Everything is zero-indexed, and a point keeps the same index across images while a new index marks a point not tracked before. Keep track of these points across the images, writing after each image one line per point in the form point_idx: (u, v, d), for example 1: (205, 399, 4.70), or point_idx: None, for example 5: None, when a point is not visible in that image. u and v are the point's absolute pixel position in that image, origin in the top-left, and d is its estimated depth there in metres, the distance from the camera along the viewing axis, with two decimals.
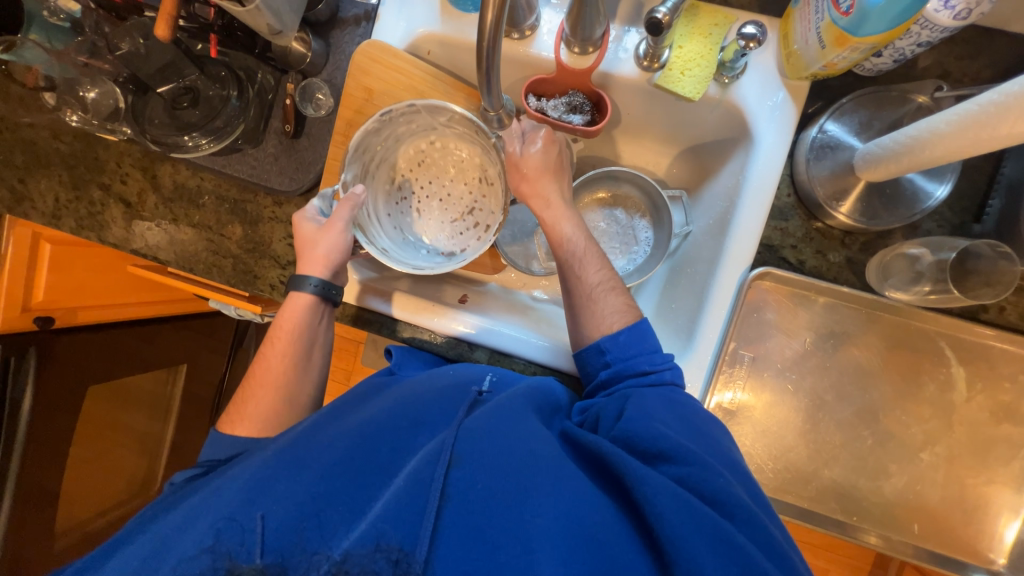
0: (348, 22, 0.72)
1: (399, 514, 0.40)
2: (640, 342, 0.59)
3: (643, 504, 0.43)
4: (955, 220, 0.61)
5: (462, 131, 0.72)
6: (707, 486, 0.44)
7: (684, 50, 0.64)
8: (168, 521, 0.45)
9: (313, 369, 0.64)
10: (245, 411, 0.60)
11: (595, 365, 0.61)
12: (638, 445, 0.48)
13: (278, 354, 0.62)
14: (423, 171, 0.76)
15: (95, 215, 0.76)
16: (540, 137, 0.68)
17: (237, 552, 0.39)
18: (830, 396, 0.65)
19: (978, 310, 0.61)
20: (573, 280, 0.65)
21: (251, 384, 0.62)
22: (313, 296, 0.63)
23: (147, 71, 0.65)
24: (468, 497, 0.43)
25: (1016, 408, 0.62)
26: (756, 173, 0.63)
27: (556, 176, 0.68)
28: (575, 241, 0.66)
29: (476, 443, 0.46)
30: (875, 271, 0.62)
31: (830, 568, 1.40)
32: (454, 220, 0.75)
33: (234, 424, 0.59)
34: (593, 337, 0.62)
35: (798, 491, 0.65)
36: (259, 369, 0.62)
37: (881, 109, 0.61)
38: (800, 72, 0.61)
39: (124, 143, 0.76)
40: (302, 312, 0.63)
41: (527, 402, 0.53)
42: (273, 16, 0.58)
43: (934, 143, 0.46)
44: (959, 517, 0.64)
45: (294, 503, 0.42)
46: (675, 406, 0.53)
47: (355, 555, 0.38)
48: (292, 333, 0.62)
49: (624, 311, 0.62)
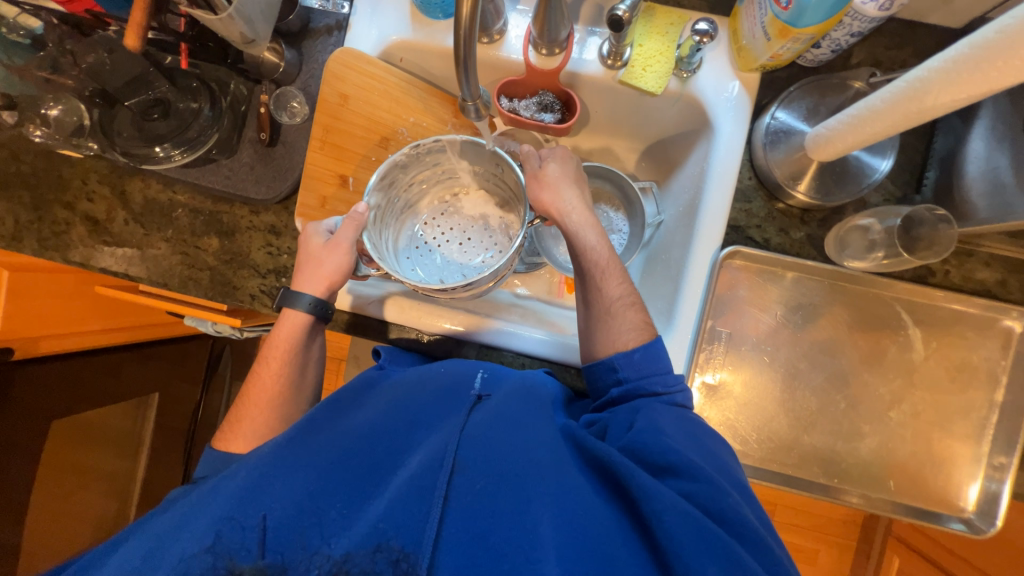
0: (320, 32, 0.74)
1: (396, 519, 0.45)
2: (655, 362, 0.59)
3: (651, 518, 0.45)
4: (900, 193, 0.66)
5: (486, 172, 0.75)
6: (716, 504, 0.46)
7: (644, 48, 0.68)
8: (170, 516, 0.49)
9: (307, 385, 0.67)
10: (240, 429, 0.63)
11: (607, 381, 0.62)
12: (647, 457, 0.50)
13: (271, 374, 0.64)
14: (445, 218, 0.79)
15: (60, 235, 0.76)
16: (557, 154, 0.69)
17: (237, 553, 0.43)
18: (803, 364, 0.69)
19: (925, 274, 0.66)
20: (593, 293, 0.64)
21: (246, 402, 0.64)
22: (308, 316, 0.64)
23: (114, 85, 0.65)
24: (468, 501, 0.47)
25: (968, 363, 0.66)
26: (718, 160, 0.67)
27: (576, 185, 0.67)
28: (598, 252, 0.64)
29: (475, 449, 0.50)
30: (833, 244, 0.67)
31: (819, 548, 1.47)
32: (473, 260, 0.76)
33: (230, 442, 0.62)
34: (606, 353, 0.62)
35: (781, 459, 0.68)
36: (253, 388, 0.64)
37: (824, 96, 0.65)
38: (750, 65, 0.65)
39: (90, 160, 0.77)
40: (297, 331, 0.65)
41: (528, 407, 0.57)
42: (245, 24, 0.59)
43: (875, 119, 0.50)
44: (930, 470, 0.67)
45: (297, 502, 0.46)
46: (686, 423, 0.55)
47: (355, 555, 0.43)
48: (286, 353, 0.64)
49: (641, 328, 0.62)
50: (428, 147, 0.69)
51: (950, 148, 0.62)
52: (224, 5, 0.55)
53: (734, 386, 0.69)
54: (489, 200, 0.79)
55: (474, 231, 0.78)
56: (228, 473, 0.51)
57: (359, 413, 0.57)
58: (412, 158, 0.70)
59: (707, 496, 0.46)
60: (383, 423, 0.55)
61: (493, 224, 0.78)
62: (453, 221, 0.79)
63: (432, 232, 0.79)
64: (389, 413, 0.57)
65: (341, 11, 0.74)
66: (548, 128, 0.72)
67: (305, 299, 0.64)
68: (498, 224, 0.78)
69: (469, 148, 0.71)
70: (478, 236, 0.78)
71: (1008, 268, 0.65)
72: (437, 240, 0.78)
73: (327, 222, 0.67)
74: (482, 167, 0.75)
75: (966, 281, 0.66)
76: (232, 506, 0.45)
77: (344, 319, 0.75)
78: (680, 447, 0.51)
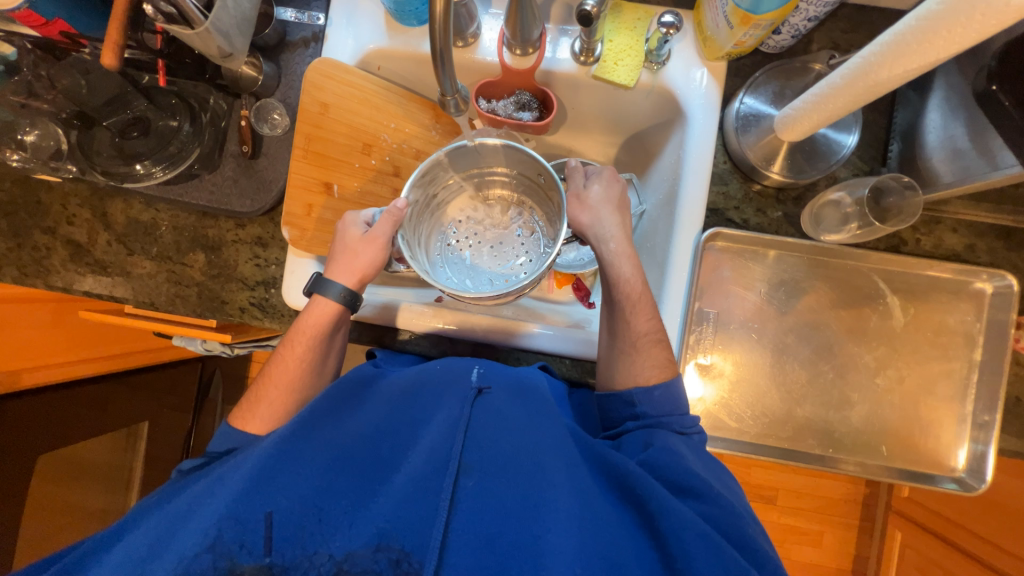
0: (297, 44, 0.75)
1: (400, 520, 0.46)
2: (673, 402, 0.59)
3: (666, 535, 0.46)
4: (867, 167, 0.68)
5: (524, 180, 0.75)
6: (728, 526, 0.48)
7: (614, 43, 0.70)
8: (173, 508, 0.50)
9: (327, 373, 0.67)
10: (258, 408, 0.62)
11: (622, 415, 0.61)
12: (665, 475, 0.52)
13: (295, 358, 0.63)
14: (476, 218, 0.80)
15: (41, 260, 0.75)
16: (604, 175, 0.67)
17: (237, 553, 0.44)
18: (790, 338, 0.70)
19: (898, 244, 0.69)
20: (621, 323, 0.63)
21: (265, 383, 0.64)
22: (338, 307, 0.64)
23: (92, 105, 0.66)
24: (475, 501, 0.48)
25: (946, 326, 0.69)
26: (694, 148, 0.69)
27: (618, 211, 0.66)
28: (632, 284, 0.63)
29: (483, 452, 0.52)
30: (809, 219, 0.69)
31: (825, 531, 1.48)
32: (504, 264, 0.78)
33: (246, 420, 0.62)
34: (624, 386, 0.61)
35: (777, 433, 0.69)
36: (275, 369, 0.63)
37: (789, 79, 0.68)
38: (716, 54, 0.68)
39: (68, 184, 0.76)
40: (328, 319, 0.64)
41: (542, 411, 0.58)
42: (222, 38, 0.60)
43: (836, 95, 0.53)
44: (920, 433, 0.69)
45: (301, 500, 0.47)
46: (702, 452, 0.57)
47: (358, 555, 0.45)
48: (313, 338, 0.64)
49: (664, 366, 0.61)
50: (471, 149, 0.68)
51: (910, 121, 0.65)
52: (200, 19, 0.55)
53: (725, 366, 0.70)
54: (522, 205, 0.79)
55: (506, 236, 0.79)
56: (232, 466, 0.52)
57: (362, 415, 0.57)
58: (452, 159, 0.70)
59: (722, 518, 0.49)
60: (391, 424, 0.56)
61: (523, 232, 0.79)
62: (486, 224, 0.80)
63: (463, 234, 0.79)
64: (396, 414, 0.57)
65: (317, 23, 0.75)
66: (526, 126, 0.74)
67: (338, 289, 0.63)
68: (529, 233, 0.79)
69: (512, 155, 0.70)
70: (509, 244, 0.79)
71: (976, 233, 0.68)
72: (469, 243, 0.79)
73: (363, 214, 0.68)
74: (520, 174, 0.74)
75: (937, 248, 0.68)
76: (233, 506, 0.46)
77: None
78: (698, 470, 0.52)
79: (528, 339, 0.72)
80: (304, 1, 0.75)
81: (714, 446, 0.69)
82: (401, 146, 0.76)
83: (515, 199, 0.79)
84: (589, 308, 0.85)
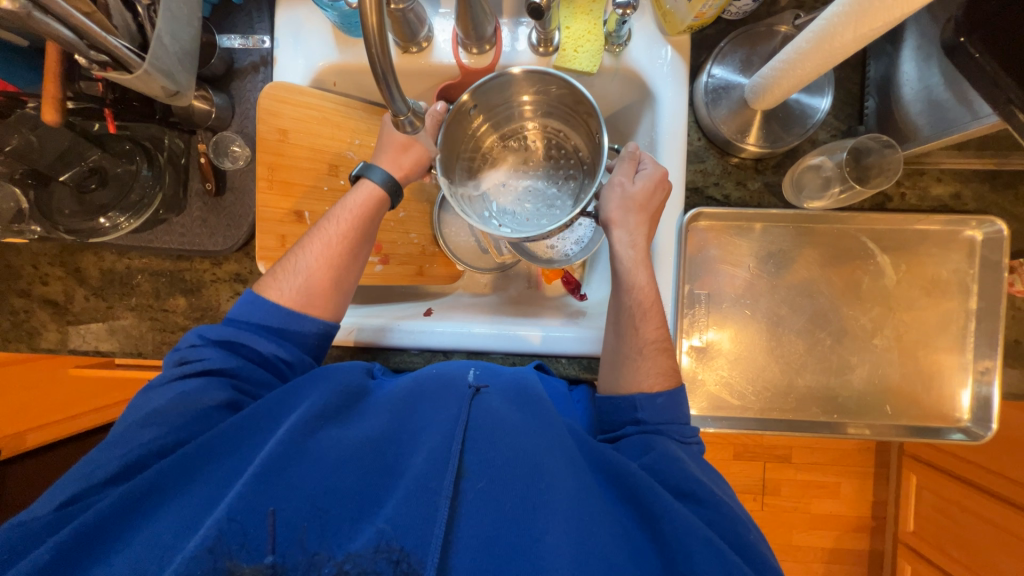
0: (247, 70, 0.72)
1: (401, 521, 0.46)
2: (675, 408, 0.58)
3: (667, 536, 0.47)
4: (845, 126, 0.67)
5: (579, 124, 0.72)
6: (723, 528, 0.49)
7: (572, 30, 0.68)
8: (168, 513, 0.47)
9: (361, 261, 0.66)
10: (293, 280, 0.62)
11: (625, 417, 0.59)
12: (666, 480, 0.52)
13: (338, 234, 0.63)
14: (518, 152, 0.78)
15: (21, 324, 0.74)
16: (654, 176, 0.62)
17: (238, 554, 0.43)
18: (784, 310, 0.70)
19: (883, 201, 0.67)
20: (629, 329, 0.61)
21: (302, 251, 0.63)
22: (381, 191, 0.65)
23: (45, 162, 0.64)
24: (476, 502, 0.49)
25: (939, 278, 0.68)
26: (665, 126, 0.67)
27: (647, 223, 0.63)
28: (641, 291, 0.62)
29: (484, 452, 0.52)
30: (791, 186, 0.67)
31: (842, 482, 1.49)
32: (532, 205, 0.77)
33: (280, 292, 0.61)
34: (627, 392, 0.60)
35: (781, 406, 0.69)
36: (315, 239, 0.63)
37: (755, 45, 0.66)
38: (678, 28, 0.65)
39: (36, 243, 0.74)
40: (371, 203, 0.65)
41: (542, 409, 0.58)
42: (165, 77, 0.57)
43: (805, 59, 0.51)
44: (922, 388, 0.69)
45: (303, 503, 0.48)
46: (701, 461, 0.57)
47: (358, 555, 0.44)
48: (358, 218, 0.64)
49: (666, 373, 0.60)
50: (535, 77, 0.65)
51: (883, 74, 0.64)
52: (137, 62, 0.53)
53: (723, 342, 0.70)
54: (571, 154, 0.77)
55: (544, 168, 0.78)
56: (229, 463, 0.51)
57: (361, 423, 0.56)
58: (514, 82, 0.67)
59: (722, 523, 0.49)
60: (394, 430, 0.56)
61: (561, 174, 0.78)
62: (530, 147, 0.78)
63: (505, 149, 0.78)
64: (399, 422, 0.57)
65: (263, 45, 0.72)
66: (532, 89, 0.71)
67: (383, 176, 0.65)
68: (563, 174, 0.78)
69: (570, 94, 0.67)
70: (544, 180, 0.78)
71: (961, 179, 0.66)
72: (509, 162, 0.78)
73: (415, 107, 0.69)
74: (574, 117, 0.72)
75: (922, 200, 0.67)
76: (236, 506, 0.45)
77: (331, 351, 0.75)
78: (699, 475, 0.52)
79: (520, 342, 0.72)
80: (246, 25, 0.72)
81: (719, 426, 0.69)
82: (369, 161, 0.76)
83: (563, 136, 0.76)
84: (579, 300, 0.84)
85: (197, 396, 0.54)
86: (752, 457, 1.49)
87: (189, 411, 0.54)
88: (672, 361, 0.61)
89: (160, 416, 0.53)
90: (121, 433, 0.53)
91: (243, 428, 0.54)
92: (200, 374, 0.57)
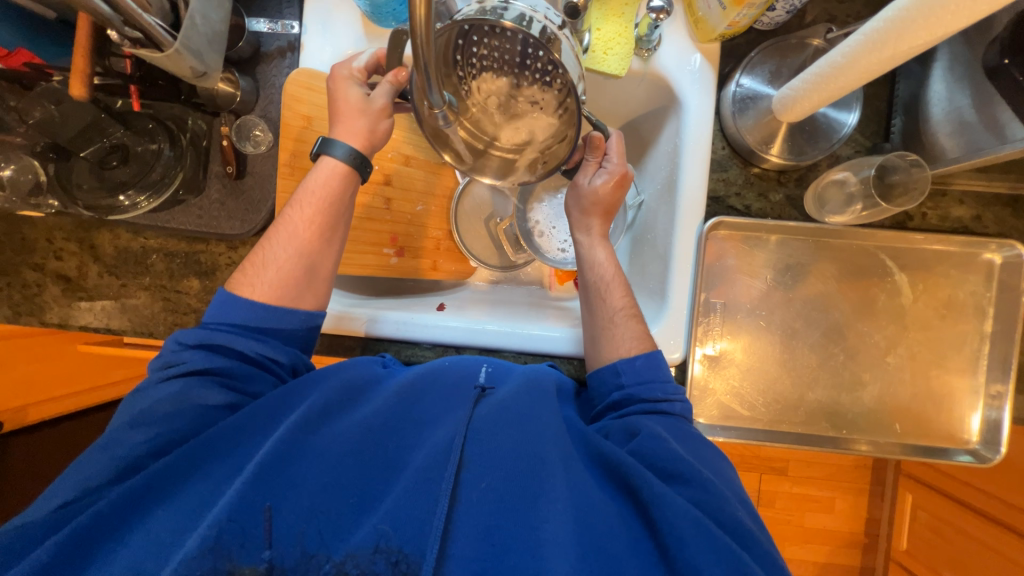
0: (273, 55, 0.72)
1: (400, 521, 0.46)
2: (655, 369, 0.60)
3: (660, 522, 0.47)
4: (870, 143, 0.67)
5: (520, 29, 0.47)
6: (720, 511, 0.48)
7: (603, 31, 0.67)
8: (172, 506, 0.48)
9: (335, 243, 0.65)
10: (265, 274, 0.60)
11: (609, 385, 0.62)
12: (654, 463, 0.51)
13: (305, 220, 0.62)
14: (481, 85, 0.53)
15: (33, 297, 0.74)
16: (612, 176, 0.67)
17: (238, 554, 0.44)
18: (799, 323, 0.70)
19: (904, 219, 0.67)
20: (598, 302, 0.66)
21: (272, 237, 0.62)
22: (344, 166, 0.63)
23: (67, 135, 0.64)
24: (474, 497, 0.48)
25: (956, 299, 0.68)
26: (690, 134, 0.67)
27: (603, 218, 0.70)
28: (604, 268, 0.68)
29: (483, 445, 0.52)
30: (813, 201, 0.67)
31: (837, 497, 1.49)
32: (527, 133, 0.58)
33: (253, 288, 0.60)
34: (609, 357, 0.63)
35: (790, 419, 0.69)
36: (282, 225, 0.62)
37: (785, 57, 0.66)
38: (710, 36, 0.65)
39: (52, 217, 0.73)
40: (333, 181, 0.63)
41: (540, 400, 0.57)
42: (194, 57, 0.57)
43: (840, 73, 0.50)
44: (931, 408, 0.69)
45: (304, 501, 0.47)
46: (685, 435, 0.56)
47: (357, 555, 0.44)
48: (324, 201, 0.62)
49: (641, 337, 0.63)
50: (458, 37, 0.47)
51: (912, 94, 0.64)
52: (169, 41, 0.53)
53: (736, 352, 0.70)
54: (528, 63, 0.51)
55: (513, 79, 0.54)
56: (233, 458, 0.51)
57: (361, 412, 0.56)
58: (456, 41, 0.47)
59: (709, 502, 0.48)
60: (395, 423, 0.55)
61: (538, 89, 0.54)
62: (488, 55, 0.51)
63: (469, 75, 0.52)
64: (400, 414, 0.56)
65: (290, 30, 0.71)
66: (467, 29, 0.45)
67: (344, 149, 0.62)
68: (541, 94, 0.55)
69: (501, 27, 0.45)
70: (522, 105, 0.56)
71: (982, 202, 0.66)
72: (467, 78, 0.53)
73: (354, 61, 0.65)
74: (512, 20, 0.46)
75: (944, 221, 0.67)
76: (234, 505, 0.45)
77: (342, 341, 0.75)
78: (687, 456, 0.52)
79: (533, 340, 0.72)
80: (275, 9, 0.71)
81: (728, 435, 0.69)
82: (390, 153, 0.78)
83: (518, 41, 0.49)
84: None
85: (185, 396, 0.54)
86: (749, 468, 1.49)
87: (182, 410, 0.53)
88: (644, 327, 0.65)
89: (151, 416, 0.53)
90: (114, 435, 0.52)
91: (245, 426, 0.53)
92: (185, 376, 0.55)
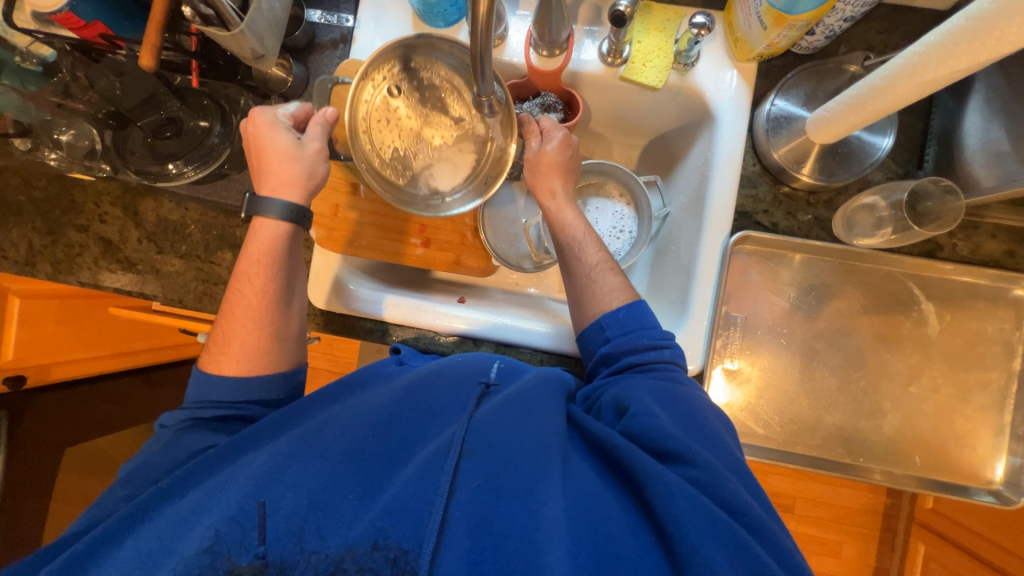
0: (326, 46, 0.75)
1: (397, 517, 0.45)
2: (640, 318, 0.62)
3: (657, 502, 0.46)
4: (901, 170, 0.67)
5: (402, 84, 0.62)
6: (719, 490, 0.46)
7: (643, 44, 0.69)
8: (178, 508, 0.48)
9: (294, 317, 0.65)
10: (229, 351, 0.60)
11: (595, 342, 0.64)
12: (647, 443, 0.51)
13: (256, 292, 0.61)
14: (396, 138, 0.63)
15: (75, 257, 0.77)
16: (557, 136, 0.69)
17: (236, 553, 0.43)
18: (820, 344, 0.69)
19: (934, 249, 0.67)
20: (573, 261, 0.68)
21: (229, 314, 0.62)
22: (285, 224, 0.62)
23: (127, 106, 0.69)
24: (474, 491, 0.48)
25: (984, 333, 0.67)
26: (722, 150, 0.68)
27: (561, 176, 0.71)
28: (576, 226, 0.69)
29: (485, 436, 0.51)
30: (842, 223, 0.68)
31: (843, 541, 1.44)
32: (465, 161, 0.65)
33: (220, 363, 0.60)
34: (595, 315, 0.65)
35: (806, 441, 0.68)
36: (235, 301, 0.61)
37: (821, 81, 0.67)
38: (748, 55, 0.67)
39: (101, 181, 0.77)
40: (280, 241, 0.62)
41: (539, 394, 0.57)
42: (256, 39, 0.60)
43: (876, 97, 0.51)
44: (953, 442, 0.67)
45: (305, 496, 0.47)
46: (681, 404, 0.55)
47: (356, 552, 0.43)
48: (269, 265, 0.62)
49: (622, 289, 0.65)
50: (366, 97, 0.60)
51: (947, 125, 0.64)
52: (236, 21, 0.56)
53: (751, 371, 0.69)
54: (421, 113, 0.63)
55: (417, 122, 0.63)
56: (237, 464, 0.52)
57: (367, 401, 0.57)
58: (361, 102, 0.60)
59: (703, 479, 0.47)
60: (398, 413, 0.55)
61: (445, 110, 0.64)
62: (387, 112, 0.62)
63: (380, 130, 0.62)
64: (404, 403, 0.57)
65: (344, 24, 0.75)
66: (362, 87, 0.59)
67: (283, 205, 0.61)
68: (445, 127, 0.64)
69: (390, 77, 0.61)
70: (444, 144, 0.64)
71: (1015, 238, 0.66)
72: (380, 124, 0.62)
73: (279, 109, 0.65)
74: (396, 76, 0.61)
75: (975, 253, 0.66)
76: (237, 504, 0.46)
77: (363, 325, 0.76)
78: (675, 431, 0.51)
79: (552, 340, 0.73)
80: (333, 3, 0.75)
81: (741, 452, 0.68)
82: None
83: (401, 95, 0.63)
84: None
85: (175, 446, 0.55)
86: None
87: (180, 456, 0.55)
88: (624, 278, 0.67)
89: (146, 470, 0.55)
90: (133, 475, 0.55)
91: (256, 434, 0.54)
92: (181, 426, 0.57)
